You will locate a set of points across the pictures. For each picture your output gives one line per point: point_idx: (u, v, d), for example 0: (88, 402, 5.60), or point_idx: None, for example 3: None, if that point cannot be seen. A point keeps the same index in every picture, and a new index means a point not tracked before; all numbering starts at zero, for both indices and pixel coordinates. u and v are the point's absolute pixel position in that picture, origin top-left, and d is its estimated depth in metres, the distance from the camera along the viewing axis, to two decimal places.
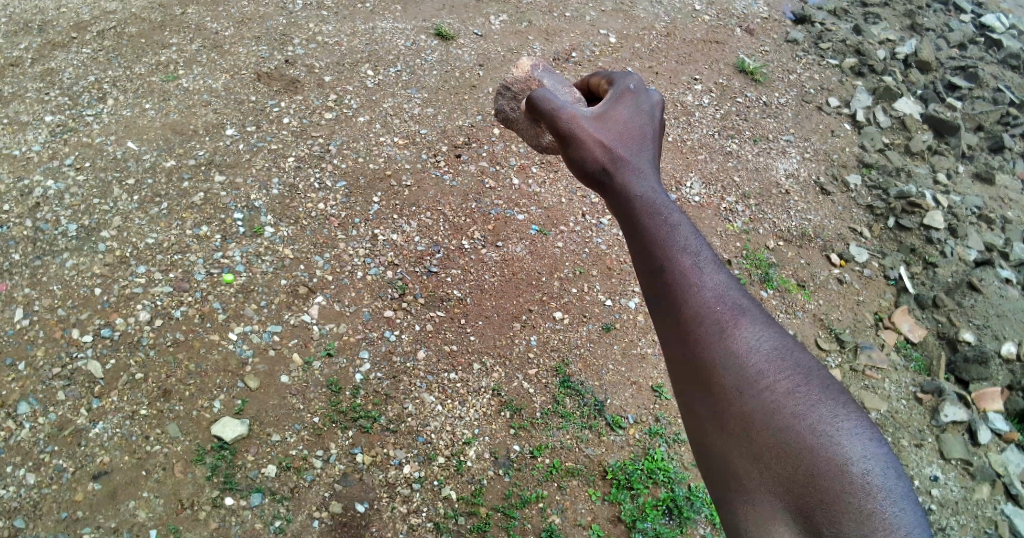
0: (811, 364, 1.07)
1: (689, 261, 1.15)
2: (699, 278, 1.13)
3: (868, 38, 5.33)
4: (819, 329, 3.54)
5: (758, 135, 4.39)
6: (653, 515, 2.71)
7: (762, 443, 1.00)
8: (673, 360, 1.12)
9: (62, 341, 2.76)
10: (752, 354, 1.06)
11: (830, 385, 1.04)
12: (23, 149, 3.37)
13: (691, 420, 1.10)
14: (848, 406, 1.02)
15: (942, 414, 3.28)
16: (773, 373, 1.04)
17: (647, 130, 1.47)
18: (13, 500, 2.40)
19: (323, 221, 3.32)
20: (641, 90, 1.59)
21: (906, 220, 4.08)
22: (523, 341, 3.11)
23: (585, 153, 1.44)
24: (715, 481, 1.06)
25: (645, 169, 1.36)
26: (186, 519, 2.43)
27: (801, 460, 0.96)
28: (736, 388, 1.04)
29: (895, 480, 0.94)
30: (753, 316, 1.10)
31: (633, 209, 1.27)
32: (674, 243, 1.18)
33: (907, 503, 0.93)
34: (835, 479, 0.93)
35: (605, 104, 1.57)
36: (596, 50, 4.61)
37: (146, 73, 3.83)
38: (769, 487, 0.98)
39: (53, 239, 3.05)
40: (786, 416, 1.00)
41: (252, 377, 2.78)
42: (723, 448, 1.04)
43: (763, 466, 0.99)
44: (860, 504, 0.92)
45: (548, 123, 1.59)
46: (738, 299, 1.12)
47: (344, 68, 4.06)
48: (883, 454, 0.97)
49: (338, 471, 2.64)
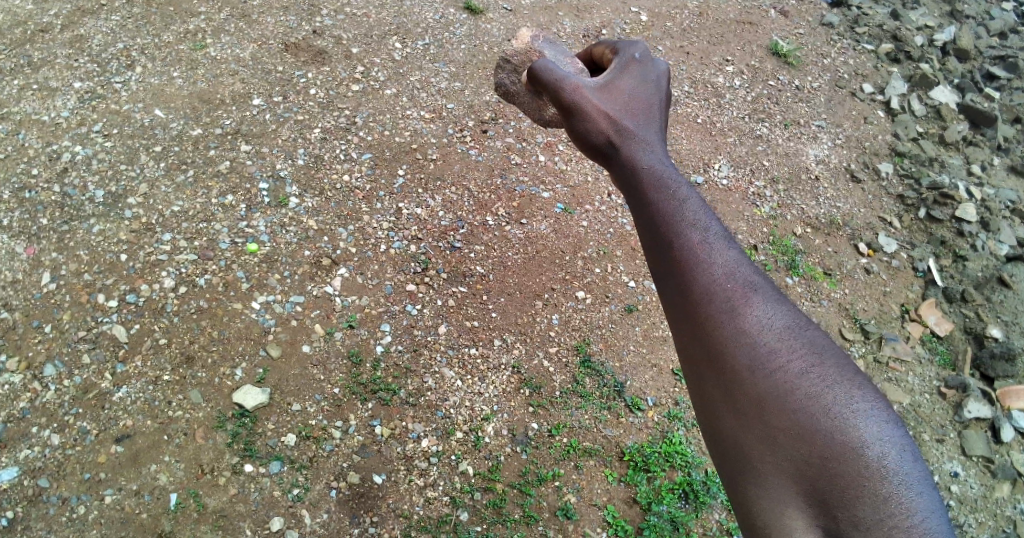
0: (824, 344, 1.04)
1: (697, 236, 1.11)
2: (709, 254, 1.09)
3: (906, 24, 5.17)
4: (844, 318, 3.48)
5: (789, 120, 4.30)
6: (669, 498, 2.70)
7: (776, 426, 0.97)
8: (682, 338, 1.08)
9: (88, 305, 2.79)
10: (763, 332, 1.02)
11: (844, 366, 1.01)
12: (52, 114, 3.39)
13: (700, 402, 1.06)
14: (864, 388, 0.99)
15: (966, 410, 3.23)
16: (786, 352, 1.01)
17: (654, 103, 1.44)
18: (38, 459, 2.44)
19: (348, 193, 3.32)
20: (647, 59, 1.54)
21: (938, 212, 3.99)
22: (545, 319, 3.10)
23: (589, 125, 1.40)
24: (726, 466, 1.03)
25: (652, 141, 1.33)
26: (206, 484, 2.46)
27: (815, 443, 0.94)
28: (748, 368, 1.01)
29: (911, 464, 0.92)
30: (764, 293, 1.07)
31: (640, 184, 1.23)
32: (682, 218, 1.14)
33: (923, 488, 0.91)
34: (851, 463, 0.91)
35: (610, 75, 1.53)
36: (627, 28, 4.54)
37: (175, 41, 3.83)
38: (784, 471, 0.95)
39: (80, 204, 3.08)
40: (800, 398, 0.97)
41: (274, 346, 2.80)
42: (735, 430, 1.01)
43: (777, 449, 0.96)
44: (877, 487, 0.90)
45: (552, 95, 1.54)
46: (749, 275, 1.09)
47: (372, 40, 4.03)
48: (899, 437, 0.94)
49: (357, 442, 2.66)
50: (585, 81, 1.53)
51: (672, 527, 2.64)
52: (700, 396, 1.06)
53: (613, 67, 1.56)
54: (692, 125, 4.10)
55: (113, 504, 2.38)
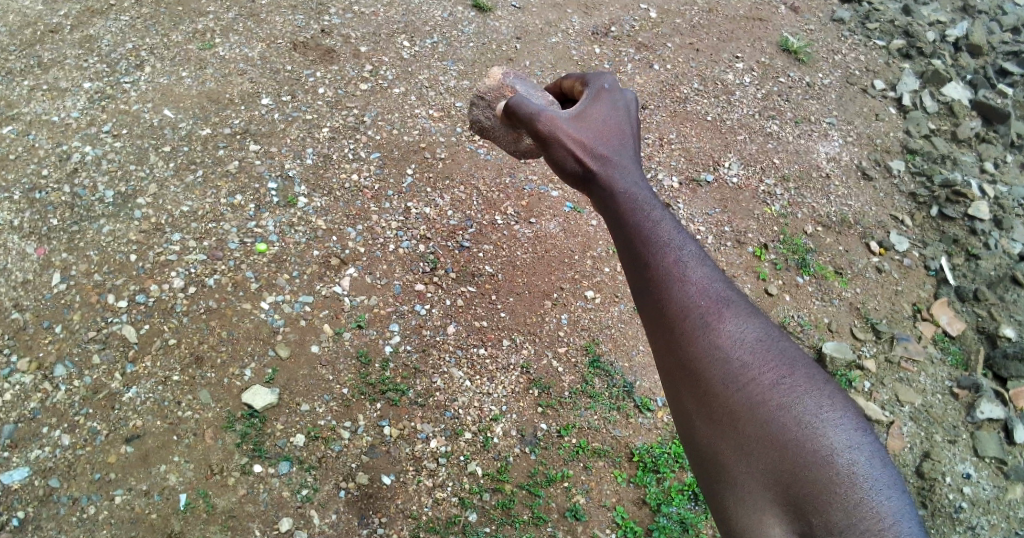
0: (794, 356, 1.10)
1: (671, 258, 1.18)
2: (684, 273, 1.17)
3: (918, 19, 5.12)
4: (855, 318, 3.45)
5: (800, 117, 4.25)
6: (678, 499, 2.69)
7: (750, 435, 1.03)
8: (659, 353, 1.16)
9: (98, 306, 2.79)
10: (735, 347, 1.10)
11: (815, 377, 1.08)
12: (61, 115, 3.40)
13: (680, 413, 1.13)
14: (833, 398, 1.05)
15: (978, 411, 3.20)
16: (757, 363, 1.08)
17: (626, 127, 1.49)
18: (49, 460, 2.46)
19: (356, 192, 3.31)
20: (616, 88, 1.59)
21: (950, 210, 3.96)
22: (554, 319, 3.09)
23: (564, 157, 1.46)
24: (705, 476, 1.09)
25: (627, 165, 1.39)
26: (215, 485, 2.47)
27: (787, 451, 1.00)
28: (721, 381, 1.08)
29: (880, 470, 0.98)
30: (736, 311, 1.14)
31: (618, 209, 1.30)
32: (659, 241, 1.21)
33: (893, 492, 0.97)
34: (822, 469, 0.97)
35: (582, 103, 1.57)
36: (636, 25, 4.51)
37: (183, 41, 3.84)
38: (758, 477, 1.01)
39: (90, 205, 3.08)
40: (772, 408, 1.04)
41: (283, 346, 2.80)
42: (711, 440, 1.07)
43: (751, 456, 1.02)
44: (847, 492, 0.95)
45: (528, 128, 1.59)
46: (722, 295, 1.15)
47: (380, 38, 4.02)
48: (868, 445, 1.00)
49: (365, 442, 2.66)
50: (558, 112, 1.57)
51: (682, 529, 2.63)
52: (680, 409, 1.12)
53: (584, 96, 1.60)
54: (702, 123, 4.07)
55: (123, 504, 2.39)
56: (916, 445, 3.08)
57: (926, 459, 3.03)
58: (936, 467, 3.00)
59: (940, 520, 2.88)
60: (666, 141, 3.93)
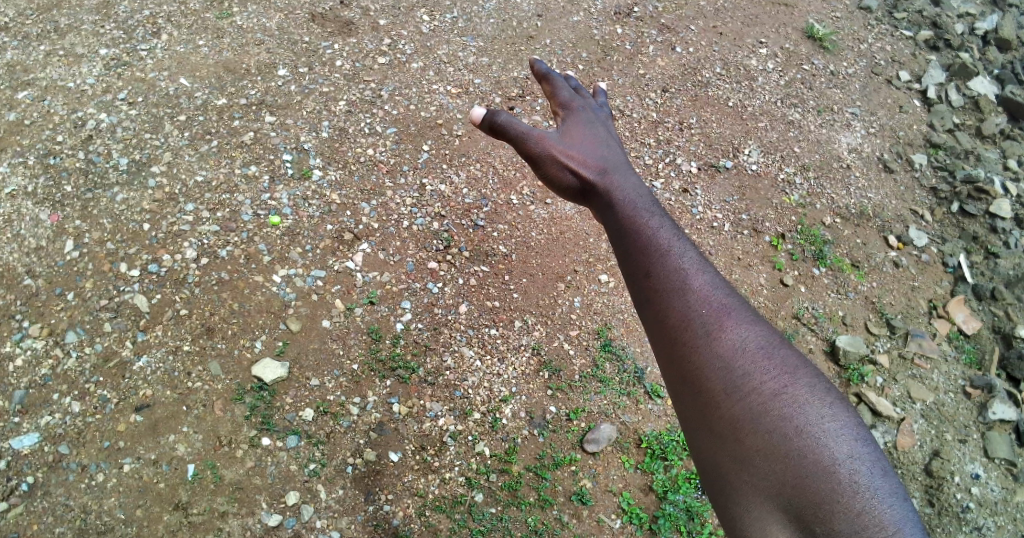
0: (793, 367, 1.28)
1: (679, 283, 1.36)
2: (691, 297, 1.35)
3: (947, 10, 4.99)
4: (871, 312, 3.40)
5: (823, 106, 4.17)
6: (685, 488, 2.68)
7: (751, 446, 1.20)
8: (667, 370, 1.34)
9: (110, 274, 2.79)
10: (737, 363, 1.27)
11: (816, 386, 1.26)
12: (77, 81, 3.37)
13: (688, 425, 1.31)
14: (833, 409, 1.23)
15: (990, 411, 3.16)
16: (758, 378, 1.25)
17: (612, 141, 1.71)
18: (59, 426, 2.47)
19: (371, 167, 3.28)
20: (589, 107, 1.80)
21: (971, 206, 3.87)
22: (567, 302, 3.06)
23: (565, 176, 1.63)
24: (712, 483, 1.26)
25: (628, 183, 1.59)
26: (224, 456, 2.47)
27: (790, 462, 1.17)
28: (724, 394, 1.25)
29: (880, 479, 1.15)
30: (736, 331, 1.31)
31: (632, 235, 1.46)
32: (668, 268, 1.39)
33: (894, 500, 1.13)
34: (824, 480, 1.14)
35: (565, 122, 1.75)
36: (659, 6, 4.42)
37: (201, 9, 3.80)
38: (762, 491, 1.17)
39: (104, 172, 3.07)
40: (772, 420, 1.21)
41: (294, 320, 2.78)
42: (716, 449, 1.24)
43: (753, 467, 1.19)
44: (849, 502, 1.12)
45: (517, 146, 1.72)
46: (725, 310, 1.34)
47: (400, 12, 3.96)
48: (868, 455, 1.18)
49: (374, 419, 2.65)
50: (546, 131, 1.72)
51: (687, 517, 2.63)
52: (688, 420, 1.30)
53: (558, 113, 1.79)
54: (723, 108, 4.00)
55: (132, 473, 2.40)
56: (926, 443, 3.04)
57: (935, 458, 3.00)
58: (945, 465, 2.96)
59: (947, 519, 2.86)
60: (685, 125, 3.87)
